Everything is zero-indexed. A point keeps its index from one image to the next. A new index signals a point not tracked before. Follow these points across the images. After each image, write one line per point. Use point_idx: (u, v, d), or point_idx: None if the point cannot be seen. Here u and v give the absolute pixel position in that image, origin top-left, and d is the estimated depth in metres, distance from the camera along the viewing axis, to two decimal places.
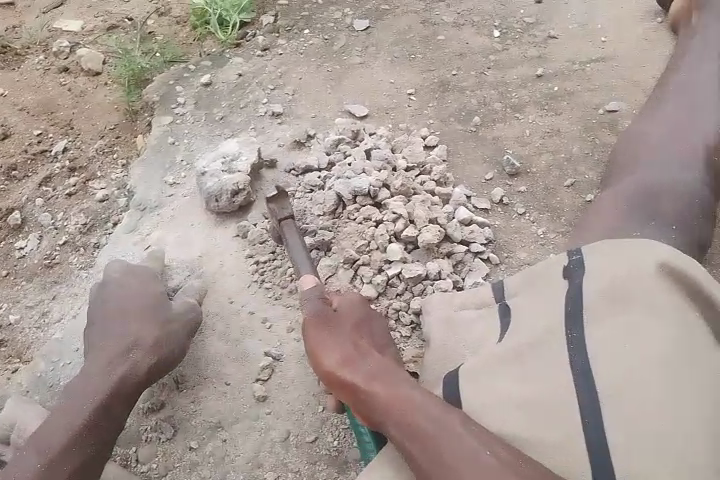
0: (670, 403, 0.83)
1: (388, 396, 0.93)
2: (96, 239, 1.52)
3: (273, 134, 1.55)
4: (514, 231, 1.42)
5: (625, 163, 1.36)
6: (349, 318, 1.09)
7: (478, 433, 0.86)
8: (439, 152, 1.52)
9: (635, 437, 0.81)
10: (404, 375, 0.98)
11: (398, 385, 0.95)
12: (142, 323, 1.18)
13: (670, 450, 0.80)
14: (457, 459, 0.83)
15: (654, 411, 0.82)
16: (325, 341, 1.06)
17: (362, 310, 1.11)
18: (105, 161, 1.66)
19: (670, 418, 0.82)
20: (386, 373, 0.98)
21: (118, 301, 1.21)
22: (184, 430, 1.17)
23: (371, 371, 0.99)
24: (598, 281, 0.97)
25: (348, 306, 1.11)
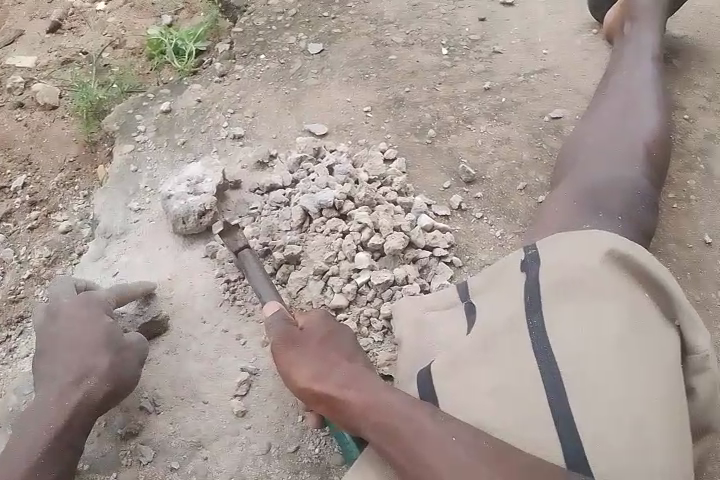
0: (625, 383, 0.92)
1: (362, 403, 0.97)
2: (61, 270, 1.51)
3: (235, 156, 1.59)
4: (474, 234, 1.49)
5: (572, 163, 1.45)
6: (315, 328, 1.10)
7: (442, 421, 0.92)
8: (398, 164, 1.58)
9: (597, 411, 0.90)
10: (372, 377, 1.02)
11: (369, 389, 0.98)
12: (93, 349, 1.17)
13: (628, 419, 0.90)
14: (432, 455, 0.89)
15: (611, 386, 0.92)
16: (295, 356, 1.07)
17: (326, 318, 1.13)
18: (66, 192, 1.66)
19: (626, 391, 0.92)
20: (355, 377, 1.01)
21: (67, 328, 1.19)
22: (164, 451, 1.17)
23: (342, 379, 1.01)
24: (552, 274, 1.05)
25: (312, 317, 1.12)
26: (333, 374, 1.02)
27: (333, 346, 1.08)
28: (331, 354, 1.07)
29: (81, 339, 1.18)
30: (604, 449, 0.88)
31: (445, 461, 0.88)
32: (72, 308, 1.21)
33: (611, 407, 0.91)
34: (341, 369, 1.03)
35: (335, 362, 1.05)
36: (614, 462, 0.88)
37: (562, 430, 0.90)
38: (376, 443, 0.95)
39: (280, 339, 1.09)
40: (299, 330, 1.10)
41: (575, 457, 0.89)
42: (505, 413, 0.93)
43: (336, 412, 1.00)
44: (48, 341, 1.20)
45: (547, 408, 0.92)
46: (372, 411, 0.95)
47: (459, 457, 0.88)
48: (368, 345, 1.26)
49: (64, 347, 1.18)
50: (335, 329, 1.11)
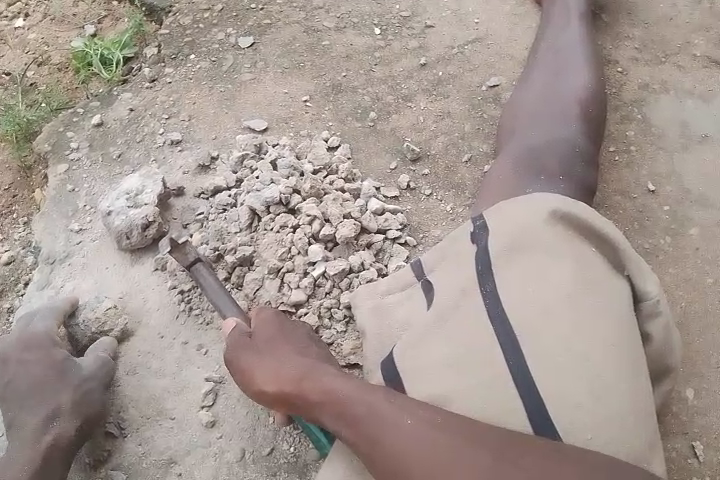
0: (578, 334, 0.94)
1: (320, 396, 0.95)
2: (9, 302, 1.46)
3: (176, 163, 1.55)
4: (425, 211, 1.48)
5: (512, 129, 1.46)
6: (267, 330, 1.09)
7: (397, 402, 0.91)
8: (343, 151, 1.56)
9: (554, 365, 0.92)
10: (326, 369, 1.00)
11: (323, 380, 0.97)
12: (55, 392, 1.15)
13: (585, 368, 0.92)
14: (392, 438, 0.88)
15: (565, 339, 0.93)
16: (251, 362, 1.05)
17: (278, 318, 1.11)
18: (5, 222, 1.59)
19: (579, 341, 0.93)
20: (310, 371, 0.99)
21: (24, 375, 1.17)
22: (136, 474, 1.14)
23: (296, 375, 0.99)
24: (500, 238, 1.06)
25: (263, 318, 1.11)
26: (287, 372, 1.00)
27: (288, 345, 1.07)
28: (285, 354, 1.05)
29: (41, 384, 1.15)
30: (565, 402, 0.90)
31: (406, 442, 0.87)
32: (25, 353, 1.18)
33: (566, 358, 0.92)
34: (292, 363, 1.02)
35: (290, 361, 1.03)
36: (576, 415, 0.89)
37: (523, 392, 0.91)
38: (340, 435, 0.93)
39: (235, 347, 1.08)
40: (251, 336, 1.09)
41: (540, 418, 0.89)
42: (466, 382, 0.93)
43: (297, 410, 0.99)
44: (8, 391, 1.17)
45: (505, 370, 0.93)
46: (330, 400, 0.94)
47: (419, 436, 0.86)
48: (332, 336, 1.26)
49: (26, 394, 1.16)
50: (288, 329, 1.10)
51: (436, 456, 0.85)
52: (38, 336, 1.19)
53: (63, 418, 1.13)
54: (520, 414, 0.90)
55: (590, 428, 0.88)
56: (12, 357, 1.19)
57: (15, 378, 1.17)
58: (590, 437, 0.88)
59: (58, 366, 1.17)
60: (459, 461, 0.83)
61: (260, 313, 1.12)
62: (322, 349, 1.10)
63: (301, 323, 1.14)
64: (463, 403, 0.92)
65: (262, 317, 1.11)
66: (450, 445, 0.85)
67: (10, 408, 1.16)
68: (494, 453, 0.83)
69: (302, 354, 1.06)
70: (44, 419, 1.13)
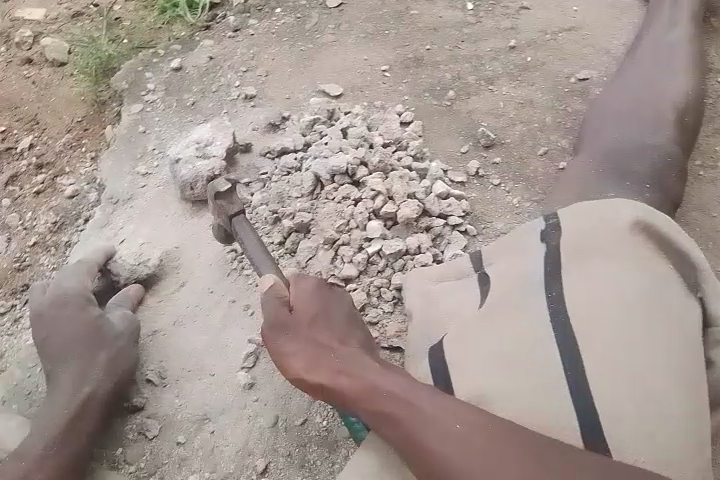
0: (641, 350, 0.88)
1: (363, 389, 0.93)
2: (66, 238, 1.49)
3: (247, 118, 1.54)
4: (491, 202, 1.43)
5: (597, 126, 1.38)
6: (305, 308, 1.02)
7: (443, 403, 0.88)
8: (415, 127, 1.51)
9: (611, 377, 0.87)
10: (370, 362, 0.97)
11: (366, 376, 0.94)
12: (94, 346, 1.16)
13: (644, 386, 0.86)
14: (433, 442, 0.85)
15: (626, 353, 0.88)
16: (286, 343, 1.00)
17: (315, 292, 1.04)
18: (73, 154, 1.62)
19: (642, 358, 0.88)
20: (351, 364, 0.97)
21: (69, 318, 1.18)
22: (169, 425, 1.16)
23: (340, 366, 0.97)
24: (571, 240, 1.01)
25: (301, 293, 1.03)
26: (329, 363, 0.98)
27: (325, 328, 1.02)
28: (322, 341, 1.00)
29: (77, 339, 1.16)
30: (619, 417, 0.84)
31: (451, 447, 0.83)
32: (59, 309, 1.19)
33: (626, 373, 0.87)
34: (333, 354, 0.99)
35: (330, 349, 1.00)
36: (631, 438, 0.83)
37: (576, 404, 0.86)
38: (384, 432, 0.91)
39: (268, 326, 1.01)
40: (288, 313, 1.01)
41: (590, 434, 0.84)
42: (516, 379, 0.90)
43: (335, 401, 0.96)
44: (46, 344, 1.17)
45: (560, 374, 0.88)
46: (370, 398, 0.92)
47: (464, 443, 0.83)
48: (377, 316, 1.23)
49: (65, 344, 1.16)
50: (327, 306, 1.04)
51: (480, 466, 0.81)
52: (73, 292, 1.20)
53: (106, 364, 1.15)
54: (570, 420, 0.85)
55: (642, 449, 0.83)
56: (46, 313, 1.19)
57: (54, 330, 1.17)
58: (641, 462, 0.82)
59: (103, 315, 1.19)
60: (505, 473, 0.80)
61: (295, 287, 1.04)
62: (360, 331, 1.05)
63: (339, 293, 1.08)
64: (511, 399, 0.88)
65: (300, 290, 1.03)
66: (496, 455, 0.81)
67: (51, 352, 1.16)
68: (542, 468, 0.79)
69: (339, 338, 1.02)
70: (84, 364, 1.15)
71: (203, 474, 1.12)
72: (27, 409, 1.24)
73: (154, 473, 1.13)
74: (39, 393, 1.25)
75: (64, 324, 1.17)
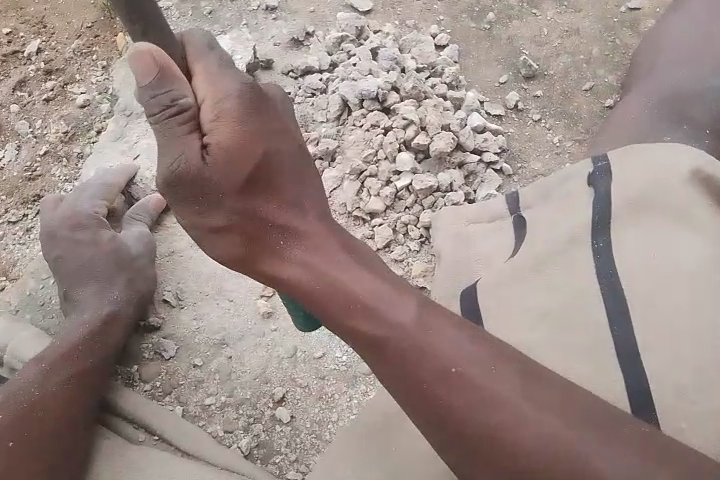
0: (696, 313, 0.82)
1: (331, 295, 0.77)
2: (79, 148, 1.41)
3: (268, 32, 1.41)
4: (528, 139, 1.33)
5: (648, 68, 1.28)
6: (224, 146, 0.74)
7: (438, 330, 0.75)
8: (451, 53, 1.39)
9: (661, 341, 0.81)
10: (339, 256, 0.80)
11: (339, 281, 0.78)
12: (112, 271, 1.12)
13: (696, 352, 0.80)
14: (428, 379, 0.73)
15: (680, 316, 0.82)
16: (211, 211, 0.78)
17: (239, 126, 0.74)
18: (84, 62, 1.51)
19: (697, 321, 0.81)
20: (321, 261, 0.79)
21: (93, 235, 1.14)
22: (186, 347, 1.11)
23: (298, 260, 0.79)
24: (625, 189, 0.93)
25: (217, 96, 0.74)
26: (284, 254, 0.80)
27: (266, 194, 0.79)
28: (263, 213, 0.79)
29: (93, 263, 1.12)
30: (667, 383, 0.79)
31: (446, 386, 0.72)
32: (74, 232, 1.14)
33: (677, 337, 0.81)
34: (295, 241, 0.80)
35: (272, 226, 0.79)
36: (675, 402, 0.79)
37: (625, 365, 0.81)
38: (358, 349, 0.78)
39: (180, 179, 0.75)
40: (204, 160, 0.74)
41: (637, 394, 0.80)
42: (557, 337, 0.86)
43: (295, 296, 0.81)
44: (64, 265, 1.12)
45: (606, 334, 0.84)
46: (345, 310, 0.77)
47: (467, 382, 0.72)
48: (403, 254, 1.17)
49: (81, 267, 1.12)
50: (270, 161, 0.77)
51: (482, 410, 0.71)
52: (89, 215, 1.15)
53: (121, 284, 1.11)
54: (614, 381, 0.81)
55: (686, 417, 0.79)
56: (59, 233, 1.14)
57: (67, 250, 1.13)
58: (683, 427, 0.78)
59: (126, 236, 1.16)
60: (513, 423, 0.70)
61: (210, 102, 0.74)
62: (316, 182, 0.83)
63: (283, 117, 0.78)
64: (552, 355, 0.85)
65: (216, 120, 0.74)
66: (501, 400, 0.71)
67: (62, 271, 1.12)
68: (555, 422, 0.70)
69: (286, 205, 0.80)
70: (98, 284, 1.11)
71: (219, 397, 1.07)
72: (40, 320, 1.17)
73: (169, 393, 1.08)
74: (53, 304, 1.18)
75: (80, 247, 1.13)
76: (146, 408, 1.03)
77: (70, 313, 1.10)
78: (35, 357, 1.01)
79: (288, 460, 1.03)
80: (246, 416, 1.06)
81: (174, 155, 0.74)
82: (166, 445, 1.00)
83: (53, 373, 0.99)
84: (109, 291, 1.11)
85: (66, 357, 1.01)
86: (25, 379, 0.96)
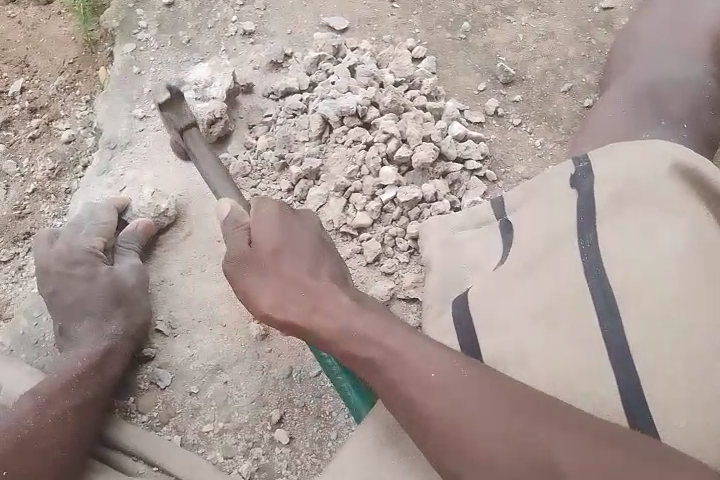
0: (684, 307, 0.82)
1: (333, 331, 0.85)
2: (67, 184, 1.42)
3: (246, 56, 1.43)
4: (511, 143, 1.34)
5: (623, 64, 1.30)
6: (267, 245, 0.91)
7: (408, 349, 0.82)
8: (428, 64, 1.41)
9: (651, 337, 0.81)
10: (338, 296, 0.88)
11: (337, 313, 0.86)
12: (107, 304, 1.12)
13: (685, 347, 0.80)
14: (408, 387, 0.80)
15: (669, 311, 0.82)
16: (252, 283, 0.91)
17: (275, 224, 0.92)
18: (67, 98, 1.52)
19: (685, 316, 0.81)
20: (324, 298, 0.88)
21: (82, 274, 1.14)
22: (182, 376, 1.11)
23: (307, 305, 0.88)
24: (607, 186, 0.94)
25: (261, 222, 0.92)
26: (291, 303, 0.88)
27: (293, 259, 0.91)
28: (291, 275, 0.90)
29: (82, 296, 1.13)
30: (661, 380, 0.79)
31: (425, 391, 0.79)
32: (58, 268, 1.15)
33: (667, 332, 0.81)
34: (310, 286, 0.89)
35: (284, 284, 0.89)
36: (671, 400, 0.78)
37: (617, 367, 0.81)
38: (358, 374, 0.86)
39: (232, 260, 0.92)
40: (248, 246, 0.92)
41: (631, 392, 0.80)
42: (551, 338, 0.86)
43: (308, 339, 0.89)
44: (56, 302, 1.13)
45: (597, 331, 0.84)
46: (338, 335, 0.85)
47: (434, 392, 0.79)
48: (393, 267, 1.18)
49: (75, 303, 1.13)
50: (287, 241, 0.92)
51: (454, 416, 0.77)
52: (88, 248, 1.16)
53: (115, 317, 1.12)
54: (608, 379, 0.81)
55: (683, 414, 0.78)
56: (43, 270, 1.15)
57: (57, 286, 1.14)
58: (680, 425, 0.78)
59: (115, 271, 1.15)
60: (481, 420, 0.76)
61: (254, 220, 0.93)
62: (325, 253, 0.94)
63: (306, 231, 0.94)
64: (546, 359, 0.85)
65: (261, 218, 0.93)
66: (473, 401, 0.77)
67: (58, 304, 1.13)
68: (521, 418, 0.75)
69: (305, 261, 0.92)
70: (90, 319, 1.12)
71: (217, 424, 1.07)
72: (34, 359, 1.17)
73: (166, 422, 1.08)
74: (47, 342, 1.18)
75: (71, 283, 1.14)
76: (145, 438, 1.04)
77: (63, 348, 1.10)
78: (31, 389, 1.02)
79: None
80: (245, 441, 1.05)
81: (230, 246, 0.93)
82: (165, 475, 1.01)
83: (48, 408, 0.99)
84: (101, 326, 1.11)
85: (61, 389, 1.02)
86: (22, 410, 0.98)
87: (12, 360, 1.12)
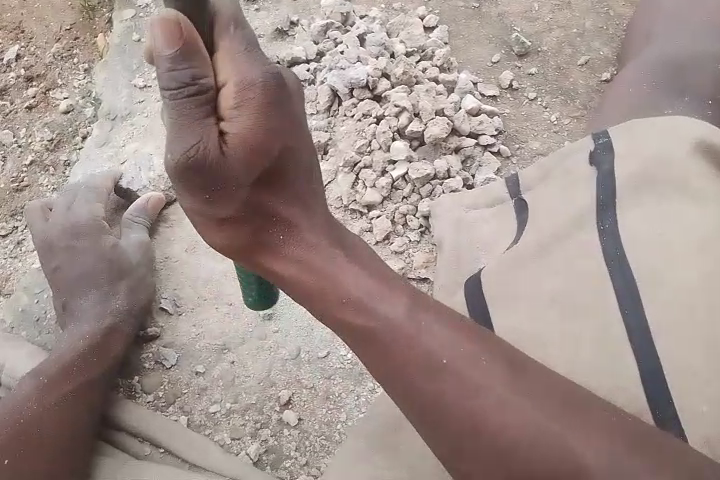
0: (709, 289, 0.78)
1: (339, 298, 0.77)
2: (66, 156, 1.37)
3: (251, 23, 1.37)
4: (525, 118, 1.30)
5: (643, 38, 1.25)
6: (251, 139, 0.69)
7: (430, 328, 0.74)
8: (440, 33, 1.35)
9: (675, 319, 0.78)
10: (341, 259, 0.78)
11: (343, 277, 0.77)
12: (110, 281, 1.10)
13: (709, 329, 0.77)
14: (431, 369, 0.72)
15: (692, 292, 0.78)
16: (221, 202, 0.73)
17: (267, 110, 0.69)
18: (65, 66, 1.46)
19: (710, 297, 0.78)
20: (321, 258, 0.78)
21: (83, 250, 1.11)
22: (187, 355, 1.09)
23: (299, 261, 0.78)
24: (627, 164, 0.90)
25: (241, 83, 0.68)
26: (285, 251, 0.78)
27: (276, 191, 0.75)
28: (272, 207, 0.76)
29: (84, 271, 1.10)
30: (685, 365, 0.76)
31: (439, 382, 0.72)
32: (60, 243, 1.11)
33: (692, 315, 0.78)
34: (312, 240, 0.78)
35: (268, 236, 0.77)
36: (696, 387, 0.75)
37: (637, 351, 0.78)
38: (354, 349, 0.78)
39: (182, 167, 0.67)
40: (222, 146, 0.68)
41: (653, 378, 0.77)
42: (569, 322, 0.83)
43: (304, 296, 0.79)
44: (57, 277, 1.10)
45: (616, 313, 0.81)
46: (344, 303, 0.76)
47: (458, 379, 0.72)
48: (403, 245, 1.14)
49: (76, 279, 1.09)
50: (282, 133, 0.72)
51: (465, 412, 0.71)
52: (91, 219, 1.13)
53: (119, 294, 1.09)
54: (628, 365, 0.78)
55: (707, 401, 0.75)
56: (43, 245, 1.12)
57: (58, 262, 1.11)
58: (706, 414, 0.75)
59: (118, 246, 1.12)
60: (500, 420, 0.70)
61: (233, 85, 0.68)
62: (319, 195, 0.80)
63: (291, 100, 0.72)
64: (563, 343, 0.82)
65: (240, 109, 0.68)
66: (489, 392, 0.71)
67: (60, 280, 1.10)
68: (537, 415, 0.70)
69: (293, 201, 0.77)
70: (93, 295, 1.09)
71: (224, 404, 1.05)
72: (36, 337, 1.15)
73: (172, 402, 1.05)
74: (49, 319, 1.16)
75: (72, 258, 1.11)
76: (152, 420, 1.01)
77: (66, 326, 1.07)
78: (32, 370, 0.99)
79: (298, 464, 1.00)
80: (253, 421, 1.04)
81: (190, 141, 0.66)
82: (174, 458, 0.98)
83: (50, 388, 0.97)
84: (104, 303, 1.08)
85: (65, 369, 0.99)
86: (21, 393, 0.95)
87: (13, 339, 1.10)
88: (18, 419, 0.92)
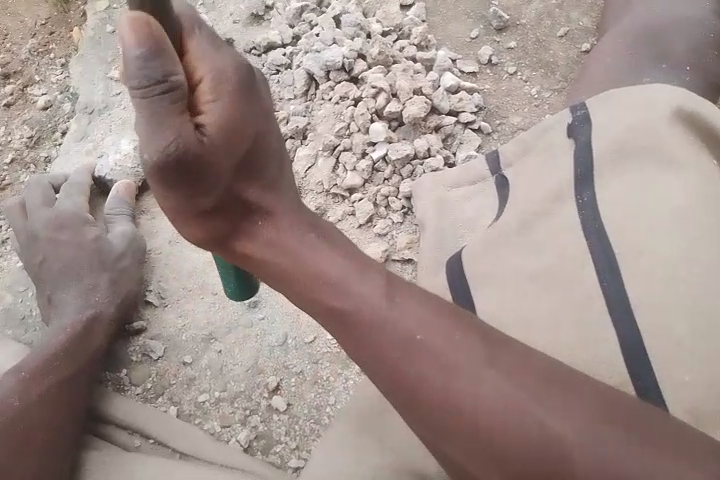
0: (684, 259, 0.78)
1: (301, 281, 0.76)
2: (46, 153, 1.37)
3: (225, 9, 1.35)
4: (506, 94, 1.29)
5: (621, 6, 1.23)
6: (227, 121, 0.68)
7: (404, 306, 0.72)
8: (418, 11, 1.33)
9: (653, 291, 0.78)
10: (311, 240, 0.77)
11: (309, 259, 0.76)
12: (92, 276, 1.09)
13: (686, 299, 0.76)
14: (396, 351, 0.70)
15: (669, 261, 0.78)
16: (197, 193, 0.70)
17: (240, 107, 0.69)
18: (41, 62, 1.45)
19: (685, 266, 0.78)
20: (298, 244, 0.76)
21: (63, 246, 1.11)
22: (174, 346, 1.10)
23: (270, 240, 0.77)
24: (608, 136, 0.89)
25: (217, 77, 0.68)
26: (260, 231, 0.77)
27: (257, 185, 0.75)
28: (256, 201, 0.76)
29: (65, 267, 1.10)
30: (667, 337, 0.75)
31: (421, 357, 0.69)
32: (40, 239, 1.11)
33: (668, 284, 0.77)
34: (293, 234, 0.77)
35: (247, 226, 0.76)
36: (679, 358, 0.75)
37: (619, 325, 0.78)
38: (328, 328, 0.77)
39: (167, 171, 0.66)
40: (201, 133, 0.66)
41: (634, 351, 0.76)
42: (550, 300, 0.83)
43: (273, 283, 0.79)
44: (39, 274, 1.10)
45: (598, 289, 0.80)
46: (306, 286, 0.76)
47: (429, 354, 0.69)
48: (387, 227, 1.14)
49: (58, 276, 1.09)
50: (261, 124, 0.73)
51: (450, 398, 0.67)
52: (72, 215, 1.13)
53: (102, 288, 1.09)
54: (610, 339, 0.78)
55: (688, 369, 0.74)
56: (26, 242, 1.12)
57: (39, 259, 1.11)
58: (687, 381, 0.74)
59: (98, 240, 1.12)
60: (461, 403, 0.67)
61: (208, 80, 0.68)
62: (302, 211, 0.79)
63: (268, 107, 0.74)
64: (543, 320, 0.82)
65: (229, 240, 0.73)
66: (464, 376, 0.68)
67: (43, 277, 1.10)
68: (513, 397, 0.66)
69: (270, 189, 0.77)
70: (76, 290, 1.09)
71: (213, 393, 1.06)
72: (22, 335, 1.15)
73: (161, 394, 1.06)
74: (34, 317, 1.16)
75: (53, 255, 1.10)
76: (140, 411, 1.02)
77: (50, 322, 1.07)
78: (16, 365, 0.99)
79: (288, 448, 1.01)
80: (242, 409, 1.04)
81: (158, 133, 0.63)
82: (163, 448, 0.99)
83: (35, 383, 0.97)
84: (88, 299, 1.08)
85: (50, 364, 1.00)
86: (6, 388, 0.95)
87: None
88: (4, 414, 0.92)
